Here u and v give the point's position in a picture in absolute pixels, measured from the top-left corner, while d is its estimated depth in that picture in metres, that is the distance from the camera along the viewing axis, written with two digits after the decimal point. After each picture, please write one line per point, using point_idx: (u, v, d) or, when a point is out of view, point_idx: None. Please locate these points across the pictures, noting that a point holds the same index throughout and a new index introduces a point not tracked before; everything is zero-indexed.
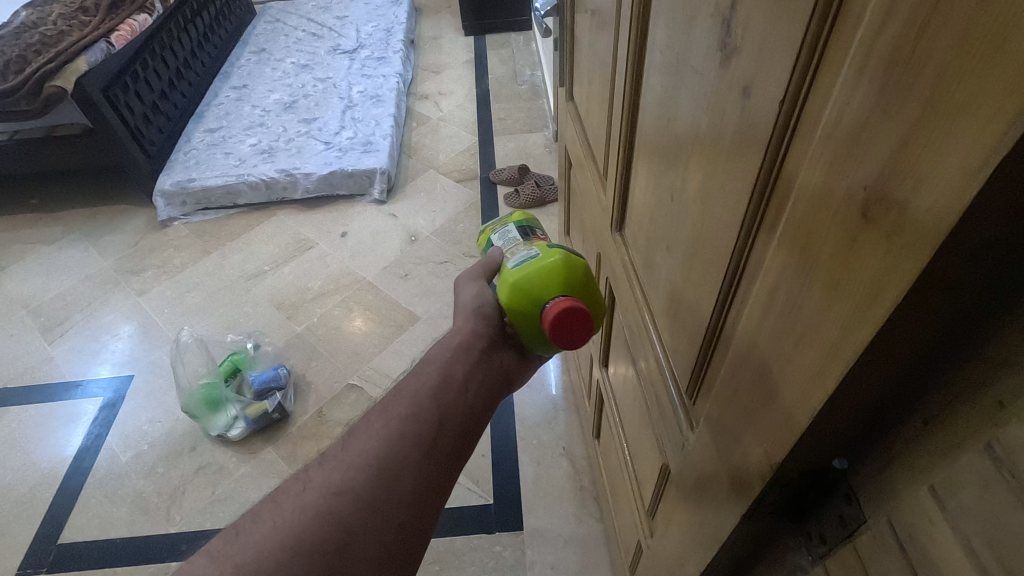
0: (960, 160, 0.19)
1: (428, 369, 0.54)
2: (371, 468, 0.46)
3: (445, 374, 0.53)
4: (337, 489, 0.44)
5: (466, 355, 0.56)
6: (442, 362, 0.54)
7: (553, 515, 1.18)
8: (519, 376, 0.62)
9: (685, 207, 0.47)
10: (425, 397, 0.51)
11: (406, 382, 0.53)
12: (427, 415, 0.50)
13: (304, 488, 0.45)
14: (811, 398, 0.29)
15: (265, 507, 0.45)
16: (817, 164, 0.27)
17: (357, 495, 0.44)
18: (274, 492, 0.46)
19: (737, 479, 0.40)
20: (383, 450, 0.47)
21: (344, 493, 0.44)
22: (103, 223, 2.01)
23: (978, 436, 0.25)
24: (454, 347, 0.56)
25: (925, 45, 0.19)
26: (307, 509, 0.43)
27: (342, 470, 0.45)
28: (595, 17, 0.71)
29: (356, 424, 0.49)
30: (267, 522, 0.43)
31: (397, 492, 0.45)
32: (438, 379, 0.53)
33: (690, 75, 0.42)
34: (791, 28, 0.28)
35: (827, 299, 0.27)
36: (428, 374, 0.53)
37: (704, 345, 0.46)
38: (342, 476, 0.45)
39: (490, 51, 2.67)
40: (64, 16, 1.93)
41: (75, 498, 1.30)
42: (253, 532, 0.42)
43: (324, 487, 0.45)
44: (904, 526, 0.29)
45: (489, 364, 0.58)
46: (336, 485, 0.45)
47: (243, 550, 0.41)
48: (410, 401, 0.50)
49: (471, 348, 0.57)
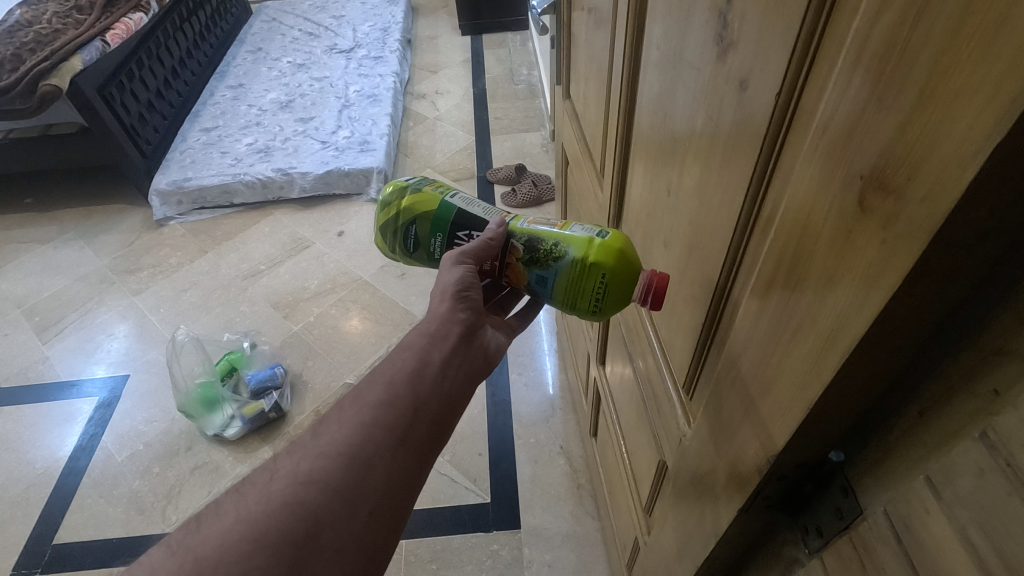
0: (955, 149, 0.19)
1: (403, 355, 0.51)
2: (340, 457, 0.45)
3: (421, 360, 0.51)
4: (305, 479, 0.43)
5: (443, 341, 0.52)
6: (419, 348, 0.51)
7: (550, 514, 1.18)
8: (501, 354, 0.59)
9: (682, 202, 0.47)
10: (399, 384, 0.49)
11: (380, 368, 0.51)
12: (400, 403, 0.48)
13: (272, 478, 0.44)
14: (808, 390, 0.29)
15: (233, 496, 0.44)
16: (812, 156, 0.27)
17: (326, 485, 0.43)
18: (244, 482, 0.45)
19: (733, 473, 0.40)
20: (354, 439, 0.46)
21: (312, 483, 0.43)
22: (98, 222, 2.00)
23: (972, 425, 0.25)
24: (430, 330, 0.53)
25: (920, 33, 0.19)
26: (272, 500, 0.42)
27: (311, 459, 0.45)
28: (593, 14, 0.71)
29: (328, 412, 0.48)
30: (230, 513, 0.42)
31: (368, 481, 0.45)
32: (413, 366, 0.50)
33: (686, 71, 0.42)
34: (787, 20, 0.28)
35: (824, 291, 0.27)
36: (403, 360, 0.51)
37: (702, 339, 0.46)
38: (311, 466, 0.44)
39: (487, 51, 2.67)
40: (59, 14, 1.92)
41: (70, 497, 1.29)
42: (217, 523, 0.41)
43: (292, 477, 0.44)
44: (900, 516, 0.29)
45: (469, 348, 0.54)
46: (304, 475, 0.44)
47: (207, 542, 0.40)
48: (383, 389, 0.49)
49: (450, 332, 0.53)
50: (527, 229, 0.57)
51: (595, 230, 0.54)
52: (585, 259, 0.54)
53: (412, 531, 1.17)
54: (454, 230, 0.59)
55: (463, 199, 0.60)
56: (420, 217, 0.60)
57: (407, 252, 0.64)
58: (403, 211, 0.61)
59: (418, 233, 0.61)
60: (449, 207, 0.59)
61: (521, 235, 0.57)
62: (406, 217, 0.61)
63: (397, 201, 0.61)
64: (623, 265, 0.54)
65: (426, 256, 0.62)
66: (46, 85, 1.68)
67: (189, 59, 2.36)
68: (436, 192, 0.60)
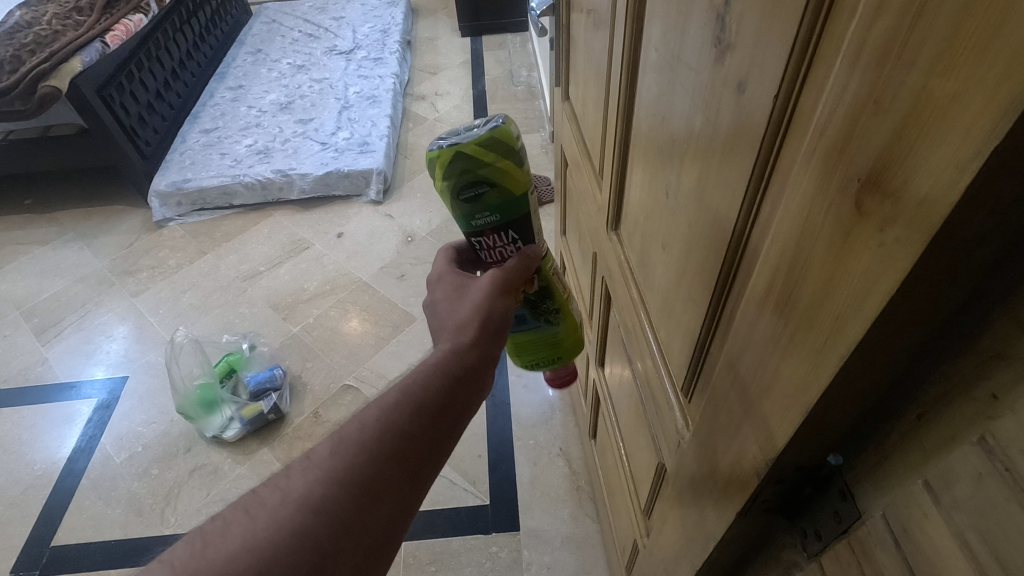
0: (952, 152, 0.19)
1: (435, 382, 0.50)
2: (354, 486, 0.44)
3: (450, 393, 0.50)
4: (317, 507, 0.42)
5: (471, 376, 0.52)
6: (448, 380, 0.50)
7: (549, 515, 1.18)
8: None
9: (681, 203, 0.47)
10: (425, 416, 0.48)
11: (409, 387, 0.49)
12: (424, 436, 0.48)
13: (282, 501, 0.42)
14: (806, 393, 0.29)
15: (238, 516, 0.42)
16: (811, 158, 0.27)
17: (335, 515, 0.42)
18: (249, 497, 0.43)
19: (732, 476, 0.40)
20: (371, 468, 0.45)
21: (322, 511, 0.42)
22: (98, 223, 2.00)
23: (970, 429, 0.25)
24: (461, 359, 0.52)
25: (916, 36, 0.19)
26: (284, 525, 0.41)
27: (325, 485, 0.43)
28: (591, 15, 0.71)
29: (349, 430, 0.46)
30: (239, 536, 0.40)
31: (375, 514, 0.44)
32: (440, 400, 0.49)
33: (684, 73, 0.42)
34: (785, 20, 0.28)
35: (821, 294, 0.27)
36: (433, 388, 0.49)
37: (700, 341, 0.46)
38: (323, 492, 0.43)
39: (487, 52, 2.67)
40: (59, 16, 1.93)
41: (68, 499, 1.29)
42: (225, 545, 0.40)
43: (302, 501, 0.42)
44: (899, 520, 0.29)
45: (487, 386, 0.54)
46: (315, 501, 0.42)
47: (212, 565, 0.39)
48: (410, 417, 0.47)
49: (477, 368, 0.53)
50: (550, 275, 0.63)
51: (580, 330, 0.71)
52: (562, 341, 0.69)
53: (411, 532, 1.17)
54: (510, 229, 0.54)
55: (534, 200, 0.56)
56: (501, 188, 0.52)
57: (450, 188, 0.52)
58: (493, 168, 0.50)
59: (485, 195, 0.52)
60: (525, 203, 0.54)
61: (547, 280, 0.63)
62: (487, 173, 0.51)
63: (495, 150, 0.50)
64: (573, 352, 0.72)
65: (464, 212, 0.53)
66: (45, 86, 1.68)
67: (189, 60, 2.36)
68: (527, 173, 0.53)
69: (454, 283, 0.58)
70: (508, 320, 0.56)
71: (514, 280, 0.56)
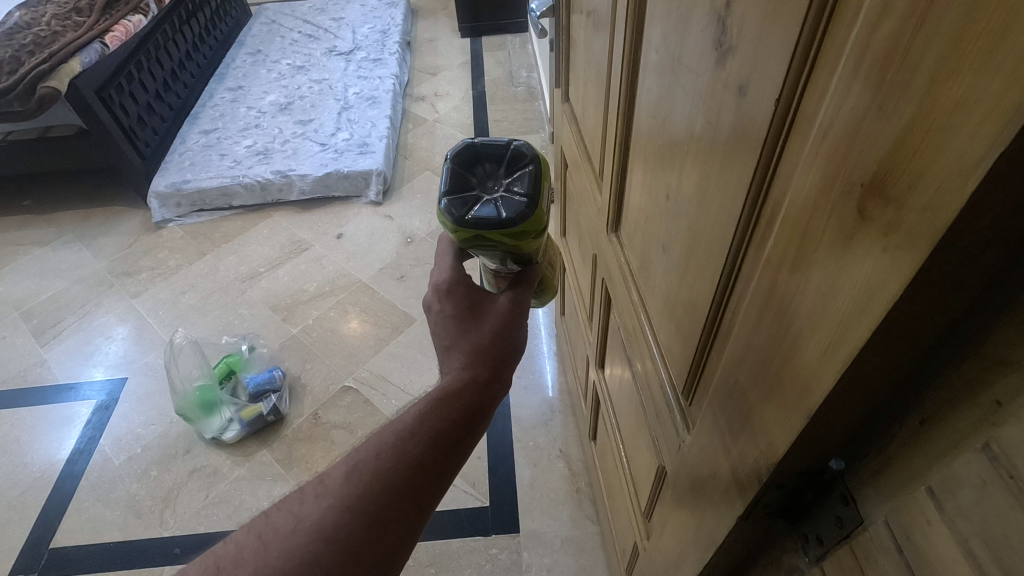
0: (957, 157, 0.19)
1: (449, 409, 0.49)
2: (366, 517, 0.44)
3: (463, 420, 0.50)
4: (328, 536, 0.43)
5: (485, 403, 0.52)
6: (466, 409, 0.50)
7: (549, 517, 1.18)
8: None
9: (682, 206, 0.46)
10: (438, 443, 0.48)
11: (424, 415, 0.49)
12: (436, 464, 0.47)
13: (295, 527, 0.43)
14: (807, 399, 0.29)
15: (252, 541, 0.43)
16: (813, 162, 0.27)
17: (345, 544, 0.43)
18: (264, 523, 0.44)
19: (732, 480, 0.40)
20: (384, 497, 0.45)
21: (334, 539, 0.42)
22: (97, 224, 2.00)
23: (975, 435, 0.24)
24: (477, 386, 0.51)
25: (920, 40, 0.19)
26: (293, 555, 0.42)
27: (337, 513, 0.44)
28: (591, 17, 0.71)
29: (362, 457, 0.46)
30: (251, 563, 0.41)
31: (385, 543, 0.44)
32: (456, 429, 0.49)
33: (685, 75, 0.42)
34: (786, 24, 0.28)
35: (824, 298, 0.27)
36: (448, 415, 0.49)
37: (701, 344, 0.46)
38: (335, 521, 0.43)
39: (486, 52, 2.67)
40: (58, 16, 1.92)
41: (67, 501, 1.29)
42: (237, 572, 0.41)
43: (315, 530, 0.43)
44: (900, 526, 0.28)
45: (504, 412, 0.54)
46: (327, 530, 0.43)
47: None
48: (423, 445, 0.47)
49: (493, 395, 0.52)
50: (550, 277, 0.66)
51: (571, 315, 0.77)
52: None
53: None
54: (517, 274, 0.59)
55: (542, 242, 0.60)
56: (514, 252, 0.56)
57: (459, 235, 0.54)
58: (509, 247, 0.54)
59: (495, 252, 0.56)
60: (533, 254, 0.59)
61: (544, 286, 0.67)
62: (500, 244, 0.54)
63: (512, 237, 0.52)
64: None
65: (470, 249, 0.56)
66: (44, 87, 1.68)
67: (189, 61, 2.36)
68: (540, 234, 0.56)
69: (467, 298, 0.56)
70: (522, 343, 0.56)
71: (528, 305, 0.58)
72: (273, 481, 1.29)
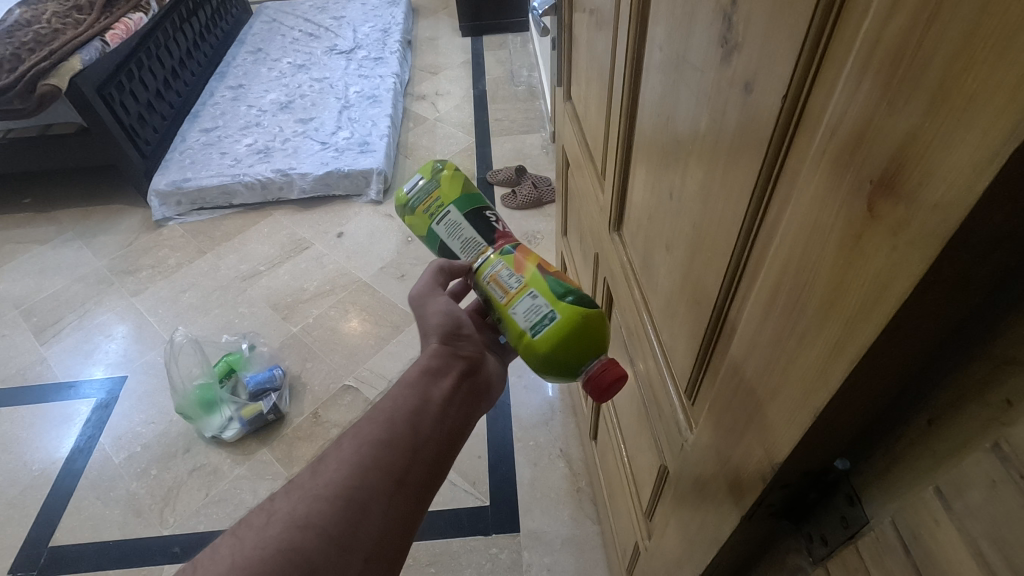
0: (971, 152, 0.18)
1: (405, 392, 0.53)
2: (337, 500, 0.46)
3: (423, 397, 0.53)
4: (303, 523, 0.44)
5: (440, 380, 0.56)
6: (419, 387, 0.54)
7: (550, 517, 1.18)
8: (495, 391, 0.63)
9: (686, 205, 0.46)
10: (401, 420, 0.51)
11: (382, 403, 0.52)
12: (403, 440, 0.50)
13: (268, 522, 0.45)
14: (812, 398, 0.29)
15: (226, 542, 0.45)
16: (820, 160, 0.26)
17: (321, 530, 0.44)
18: (240, 523, 0.46)
19: (736, 481, 0.40)
20: (353, 479, 0.47)
21: (310, 526, 0.44)
22: (97, 222, 2.00)
23: (985, 435, 0.24)
24: (426, 367, 0.56)
25: (930, 38, 0.19)
26: (269, 545, 0.43)
27: (308, 501, 0.45)
28: (593, 16, 0.71)
29: (327, 449, 0.49)
30: (227, 559, 0.43)
31: (366, 524, 0.46)
32: (414, 404, 0.52)
33: (690, 74, 0.42)
34: (794, 22, 0.28)
35: (833, 295, 0.26)
36: (405, 397, 0.53)
37: (704, 344, 0.46)
38: (308, 509, 0.45)
39: (487, 52, 2.67)
40: (58, 15, 1.92)
41: (67, 500, 1.28)
42: (214, 569, 0.42)
43: (288, 521, 0.44)
44: (908, 527, 0.28)
45: (470, 384, 0.58)
46: (301, 519, 0.44)
47: None
48: (385, 425, 0.50)
49: (446, 373, 0.57)
50: (485, 285, 0.59)
51: (528, 327, 0.55)
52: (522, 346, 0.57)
53: None
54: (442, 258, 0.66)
55: (448, 225, 0.63)
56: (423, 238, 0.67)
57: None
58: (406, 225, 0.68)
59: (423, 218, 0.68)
60: (435, 236, 0.64)
61: (482, 288, 0.60)
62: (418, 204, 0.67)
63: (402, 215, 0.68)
64: (581, 351, 0.56)
65: None
66: (45, 85, 1.67)
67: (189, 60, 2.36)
68: (428, 214, 0.64)
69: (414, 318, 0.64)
70: (456, 316, 0.61)
71: (433, 288, 0.61)
72: (273, 480, 1.28)
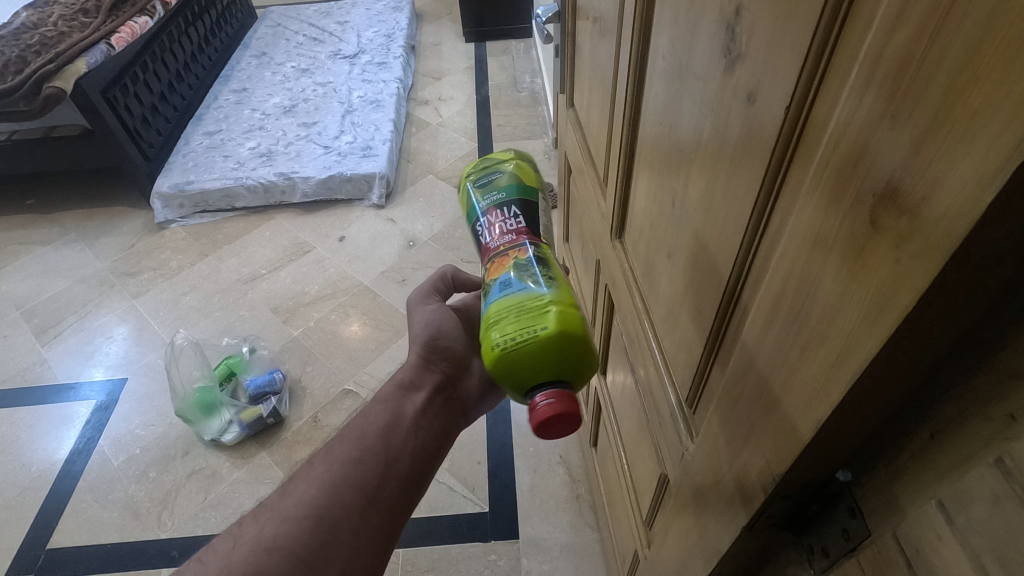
0: (975, 167, 0.18)
1: (379, 410, 0.59)
2: (305, 520, 0.50)
3: (396, 413, 0.59)
4: (269, 546, 0.48)
5: (414, 396, 0.62)
6: (393, 402, 0.60)
7: (550, 524, 1.17)
8: (481, 403, 0.68)
9: (688, 213, 0.46)
10: (372, 438, 0.57)
11: (356, 422, 0.58)
12: (371, 456, 0.55)
13: (234, 545, 0.49)
14: (816, 408, 0.29)
15: (193, 566, 0.48)
16: (822, 173, 0.27)
17: (289, 551, 0.48)
18: (208, 549, 0.49)
19: (737, 492, 0.39)
20: (322, 497, 0.51)
21: (276, 549, 0.48)
22: (100, 224, 2.00)
23: (987, 449, 0.24)
24: (400, 383, 0.62)
25: (936, 51, 0.19)
26: (238, 566, 0.47)
27: (276, 523, 0.49)
28: (597, 23, 0.71)
29: (298, 470, 0.54)
30: None
31: (335, 542, 0.50)
32: (386, 420, 0.58)
33: (693, 82, 0.42)
34: (797, 33, 0.28)
35: (837, 303, 0.26)
36: (377, 415, 0.59)
37: (707, 352, 0.45)
38: (276, 531, 0.49)
39: (490, 58, 2.68)
40: (65, 18, 1.94)
41: (65, 502, 1.28)
42: None
43: (256, 544, 0.48)
44: (910, 540, 0.28)
45: (448, 402, 0.65)
46: (268, 542, 0.48)
47: None
48: (356, 444, 0.56)
49: (418, 391, 0.62)
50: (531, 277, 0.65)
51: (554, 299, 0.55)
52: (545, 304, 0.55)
53: (408, 540, 1.16)
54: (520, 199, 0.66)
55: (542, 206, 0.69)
56: (514, 175, 0.68)
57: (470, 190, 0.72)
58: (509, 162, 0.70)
59: (495, 181, 0.68)
60: (534, 193, 0.68)
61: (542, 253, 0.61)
62: (499, 166, 0.69)
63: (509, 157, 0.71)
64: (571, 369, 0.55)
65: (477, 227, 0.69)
66: (50, 87, 1.68)
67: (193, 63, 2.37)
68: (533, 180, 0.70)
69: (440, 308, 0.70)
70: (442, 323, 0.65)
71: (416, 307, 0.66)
72: (271, 485, 1.28)
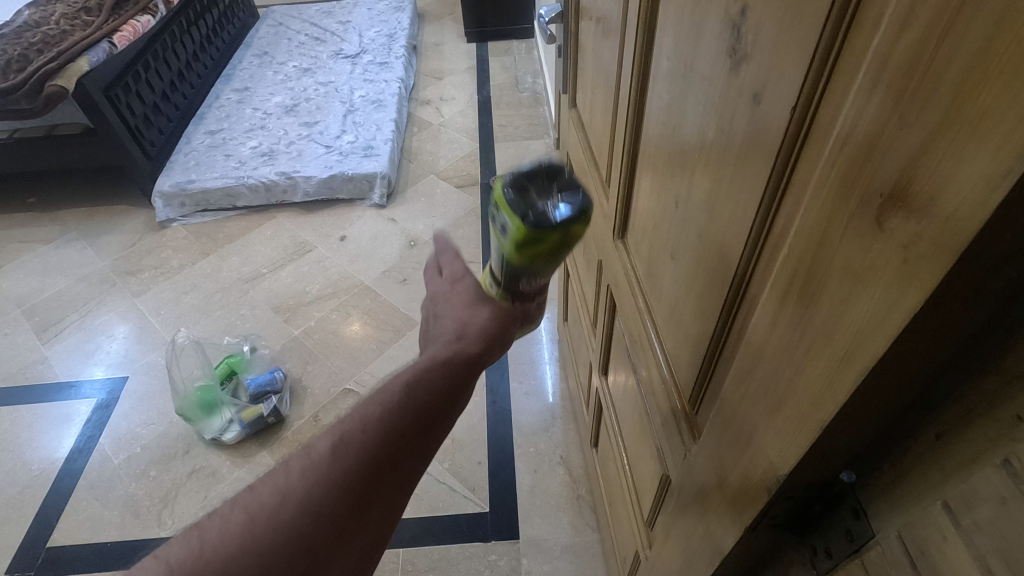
0: (984, 167, 0.18)
1: (440, 376, 0.49)
2: (348, 495, 0.43)
3: (455, 388, 0.49)
4: (311, 513, 0.41)
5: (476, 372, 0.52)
6: (456, 371, 0.50)
7: (550, 525, 1.17)
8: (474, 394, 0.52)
9: (692, 214, 0.46)
10: (429, 413, 0.47)
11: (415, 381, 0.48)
12: (422, 438, 0.47)
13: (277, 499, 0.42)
14: (821, 409, 0.29)
15: (234, 511, 0.42)
16: (830, 171, 0.26)
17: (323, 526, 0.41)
18: None
19: (740, 492, 0.39)
20: (363, 471, 0.44)
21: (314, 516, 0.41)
22: (101, 223, 2.00)
23: (993, 450, 0.24)
24: (467, 353, 0.51)
25: (944, 52, 0.19)
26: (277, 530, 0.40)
27: (320, 487, 0.42)
28: (600, 24, 0.71)
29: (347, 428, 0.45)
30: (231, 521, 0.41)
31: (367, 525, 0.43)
32: (445, 394, 0.48)
33: (698, 83, 0.42)
34: (804, 35, 0.28)
35: (845, 304, 0.26)
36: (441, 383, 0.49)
37: (710, 352, 0.45)
38: (321, 497, 0.42)
39: (492, 58, 2.68)
40: (68, 16, 1.94)
41: (66, 500, 1.28)
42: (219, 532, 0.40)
43: (299, 505, 0.41)
44: (917, 541, 0.28)
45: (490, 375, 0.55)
46: (310, 508, 0.41)
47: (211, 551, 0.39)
48: (413, 416, 0.46)
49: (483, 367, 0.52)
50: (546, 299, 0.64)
51: None
52: None
53: (408, 540, 1.16)
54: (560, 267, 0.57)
55: None
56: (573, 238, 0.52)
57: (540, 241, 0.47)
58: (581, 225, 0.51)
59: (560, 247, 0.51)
60: None
61: None
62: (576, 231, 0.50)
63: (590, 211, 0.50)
64: None
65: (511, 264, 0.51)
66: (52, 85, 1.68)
67: (195, 62, 2.37)
68: None
69: None
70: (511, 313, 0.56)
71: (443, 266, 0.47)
72: None
